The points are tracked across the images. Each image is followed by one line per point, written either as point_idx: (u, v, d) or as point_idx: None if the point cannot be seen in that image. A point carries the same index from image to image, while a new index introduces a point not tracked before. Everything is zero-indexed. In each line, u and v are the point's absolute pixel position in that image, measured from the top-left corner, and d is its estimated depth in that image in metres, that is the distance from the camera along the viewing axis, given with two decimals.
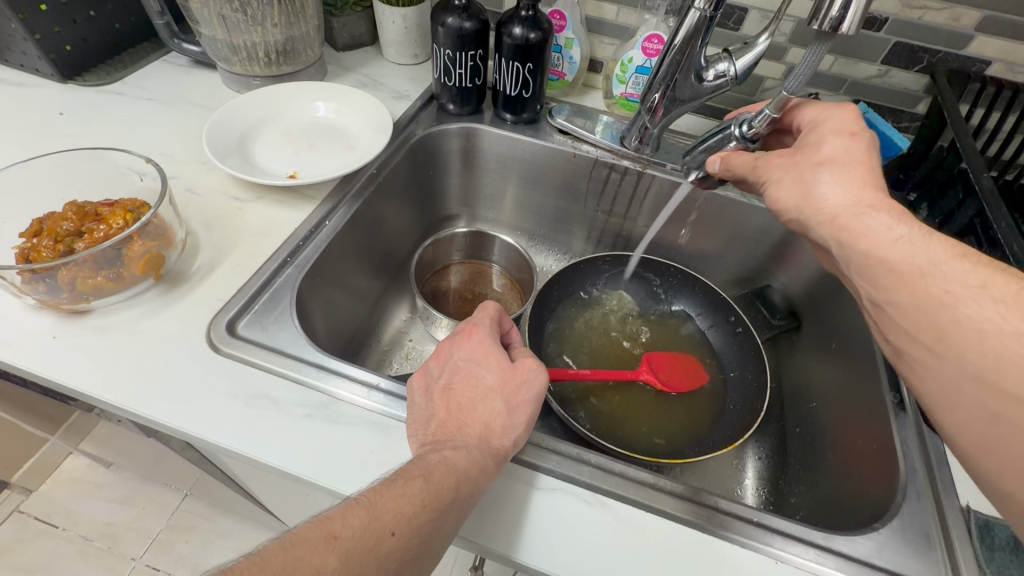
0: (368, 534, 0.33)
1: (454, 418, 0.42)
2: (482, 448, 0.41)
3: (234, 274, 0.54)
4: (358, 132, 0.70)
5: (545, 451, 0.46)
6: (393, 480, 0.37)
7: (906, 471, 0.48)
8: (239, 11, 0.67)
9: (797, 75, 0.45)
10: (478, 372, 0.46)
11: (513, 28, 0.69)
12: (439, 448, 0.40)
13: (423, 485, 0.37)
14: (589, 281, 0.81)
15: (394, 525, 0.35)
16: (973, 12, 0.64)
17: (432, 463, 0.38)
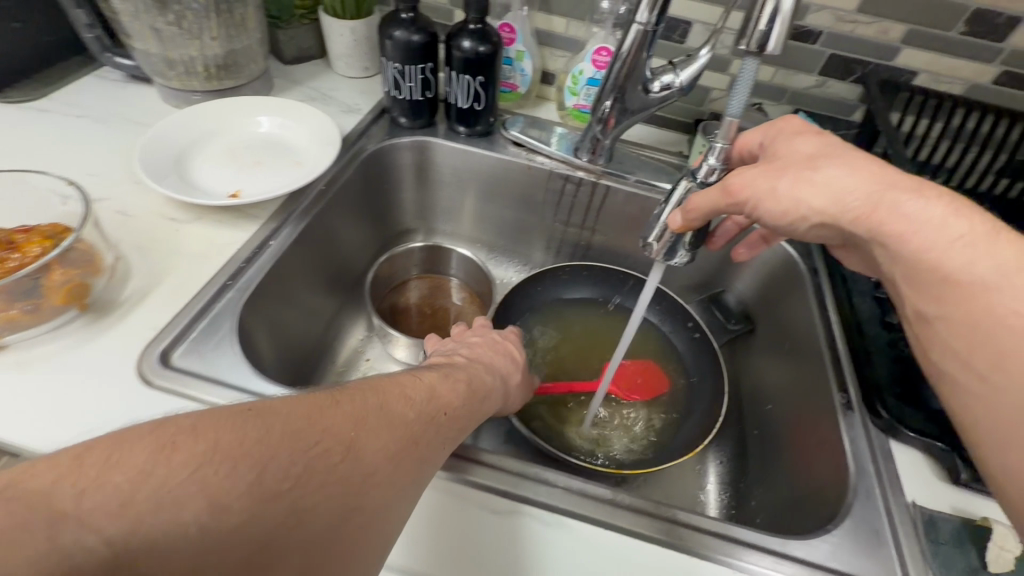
0: (353, 437, 0.33)
1: (434, 384, 0.43)
2: (436, 410, 0.40)
3: (169, 299, 0.51)
4: (304, 146, 0.68)
5: (507, 473, 0.44)
6: (334, 406, 0.34)
7: (855, 469, 0.49)
8: (173, 24, 0.64)
9: (738, 94, 0.43)
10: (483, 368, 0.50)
11: (461, 41, 0.68)
12: (388, 391, 0.38)
13: (374, 428, 0.35)
14: (549, 292, 0.81)
15: (336, 473, 0.31)
16: (898, 26, 0.68)
17: (383, 408, 0.36)
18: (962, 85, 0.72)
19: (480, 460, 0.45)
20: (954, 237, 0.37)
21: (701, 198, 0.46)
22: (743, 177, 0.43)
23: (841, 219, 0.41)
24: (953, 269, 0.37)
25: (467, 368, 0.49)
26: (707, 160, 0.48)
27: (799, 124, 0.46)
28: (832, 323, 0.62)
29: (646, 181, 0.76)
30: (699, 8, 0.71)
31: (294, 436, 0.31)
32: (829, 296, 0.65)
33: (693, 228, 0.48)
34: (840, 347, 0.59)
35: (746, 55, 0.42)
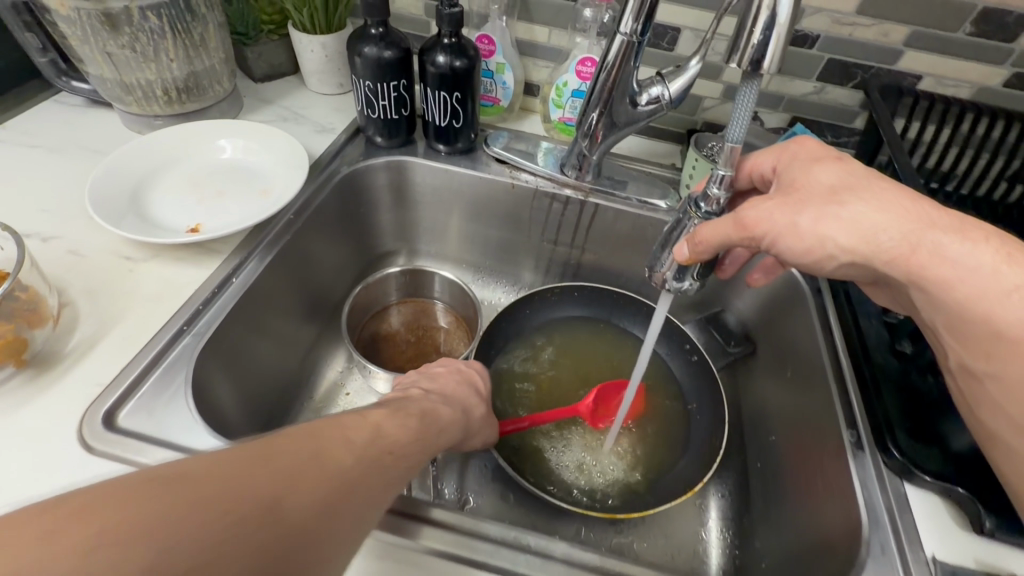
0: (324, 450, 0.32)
1: (398, 413, 0.41)
2: (405, 441, 0.39)
3: (119, 349, 0.48)
4: (271, 171, 0.64)
5: (465, 537, 0.41)
6: (302, 440, 0.32)
7: (869, 521, 0.45)
8: (127, 47, 0.60)
9: (738, 119, 0.39)
10: (445, 401, 0.48)
11: (436, 56, 0.64)
12: (357, 422, 0.37)
13: (338, 451, 0.33)
14: (537, 316, 0.77)
15: (309, 514, 0.29)
16: (900, 28, 0.64)
17: (350, 438, 0.35)
18: (970, 89, 0.67)
19: (436, 520, 0.42)
20: (1009, 288, 0.36)
21: (712, 231, 0.43)
22: (758, 210, 0.42)
23: (875, 258, 0.40)
24: (1007, 323, 0.36)
25: (432, 396, 0.48)
26: (710, 189, 0.44)
27: (816, 146, 0.46)
28: (836, 348, 0.58)
29: (637, 198, 0.72)
30: (687, 14, 0.67)
31: (261, 477, 0.29)
32: (834, 318, 0.60)
33: (701, 262, 0.45)
34: (847, 376, 0.55)
35: (744, 77, 0.38)
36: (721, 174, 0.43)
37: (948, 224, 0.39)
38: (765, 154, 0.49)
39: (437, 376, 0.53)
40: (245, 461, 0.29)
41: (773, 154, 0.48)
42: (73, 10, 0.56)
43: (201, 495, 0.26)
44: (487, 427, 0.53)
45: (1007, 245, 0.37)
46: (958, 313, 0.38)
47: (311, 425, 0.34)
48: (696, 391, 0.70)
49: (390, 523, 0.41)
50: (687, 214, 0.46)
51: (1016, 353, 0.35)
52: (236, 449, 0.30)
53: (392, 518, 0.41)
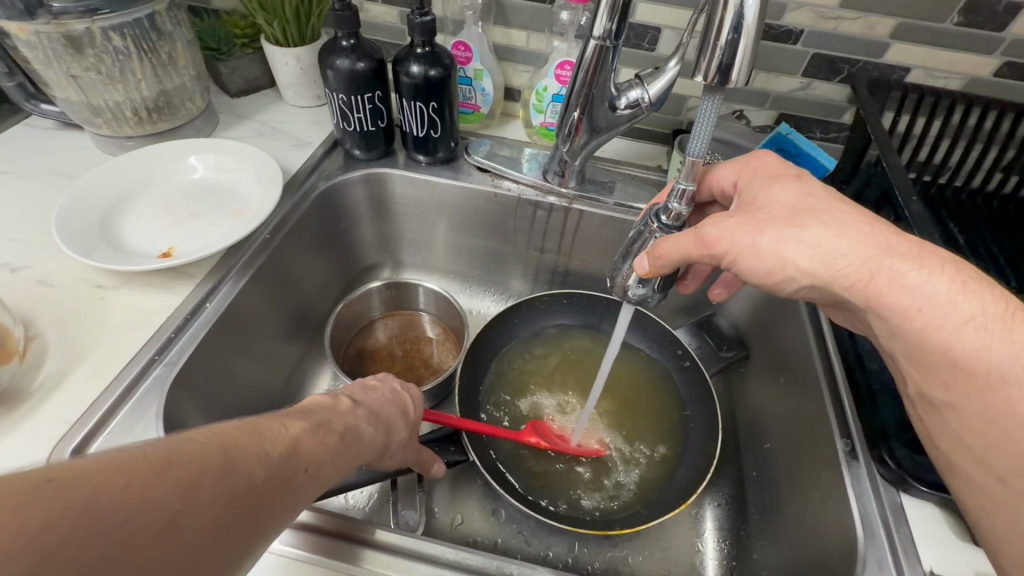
0: (288, 465, 0.30)
1: (338, 423, 0.37)
2: (350, 455, 0.36)
3: (88, 382, 0.47)
4: (244, 190, 0.63)
5: (420, 560, 0.41)
6: (258, 445, 0.29)
7: (864, 534, 0.44)
8: (93, 70, 0.59)
9: (698, 135, 0.39)
10: (372, 417, 0.41)
11: (410, 66, 0.63)
12: (307, 428, 0.33)
13: (301, 469, 0.31)
14: (526, 326, 0.75)
15: (253, 534, 0.27)
16: (886, 21, 0.62)
17: (300, 450, 0.31)
18: (961, 80, 0.66)
19: (376, 541, 0.41)
20: (965, 317, 0.36)
21: (672, 245, 0.43)
22: (720, 229, 0.42)
23: (834, 283, 0.40)
24: (964, 352, 0.36)
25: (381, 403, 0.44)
26: (671, 204, 0.45)
27: (775, 162, 0.46)
28: (829, 353, 0.56)
29: (622, 203, 0.71)
30: (667, 13, 0.65)
31: (219, 488, 0.26)
32: (826, 322, 0.59)
33: (661, 275, 0.45)
34: (841, 383, 0.53)
35: (705, 91, 0.38)
36: (682, 188, 0.43)
37: (904, 250, 0.39)
38: (728, 167, 0.49)
39: (369, 387, 0.45)
40: (204, 463, 0.26)
41: (734, 168, 0.49)
42: (34, 34, 0.55)
43: (161, 503, 0.23)
44: (404, 454, 0.46)
45: (962, 274, 0.38)
46: (918, 338, 0.38)
47: (263, 424, 0.31)
48: (691, 399, 0.68)
49: (327, 547, 0.41)
50: (648, 227, 0.47)
51: (969, 378, 0.35)
52: (191, 445, 0.26)
53: (330, 541, 0.41)
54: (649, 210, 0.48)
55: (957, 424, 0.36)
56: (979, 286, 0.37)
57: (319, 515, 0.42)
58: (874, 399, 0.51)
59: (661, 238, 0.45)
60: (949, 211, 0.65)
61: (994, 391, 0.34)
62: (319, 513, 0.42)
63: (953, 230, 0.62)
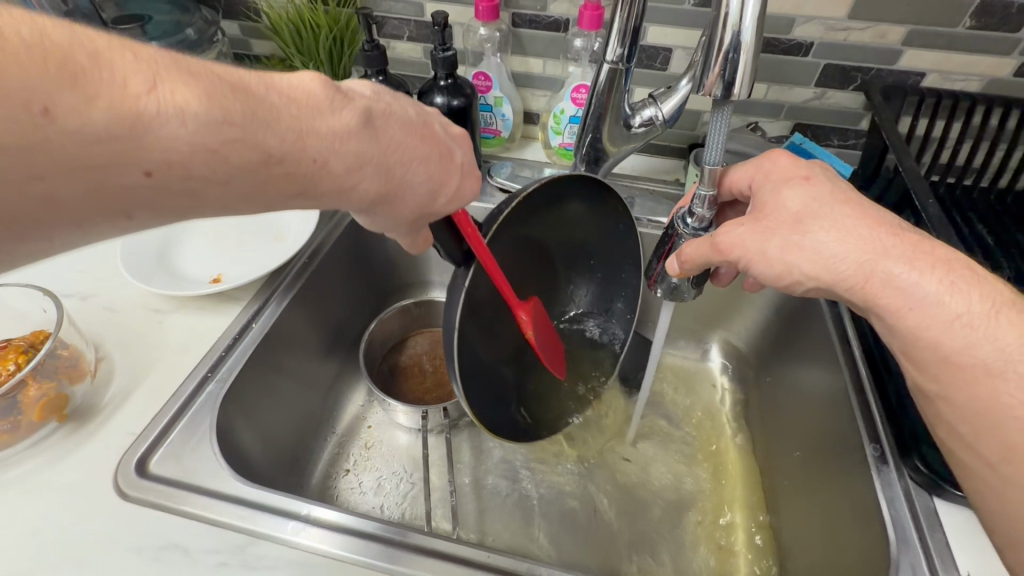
0: (106, 148, 0.27)
1: (263, 138, 0.32)
2: (240, 182, 0.33)
3: (149, 398, 0.52)
4: (284, 218, 0.68)
5: (454, 562, 0.43)
6: (56, 117, 0.26)
7: (897, 539, 0.44)
8: None
9: (713, 146, 0.42)
10: (352, 163, 0.36)
11: (434, 97, 0.67)
12: (198, 119, 0.29)
13: (127, 154, 0.28)
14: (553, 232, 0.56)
15: (39, 201, 0.28)
16: (896, 29, 0.63)
17: (149, 137, 0.28)
18: (979, 81, 0.65)
19: (397, 540, 0.43)
20: (952, 316, 0.38)
21: (694, 250, 0.46)
22: (731, 237, 0.44)
23: (836, 286, 0.41)
24: (952, 347, 0.37)
25: (406, 151, 0.39)
26: (694, 209, 0.47)
27: (788, 164, 0.47)
28: (856, 359, 0.56)
29: (643, 218, 0.72)
30: (677, 34, 0.68)
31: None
32: (852, 329, 0.59)
33: (691, 276, 0.48)
34: (868, 390, 0.53)
35: (716, 105, 0.40)
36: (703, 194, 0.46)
37: (899, 253, 0.40)
38: (743, 169, 0.50)
39: (419, 133, 0.40)
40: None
41: (749, 171, 0.49)
42: None
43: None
44: (395, 222, 0.42)
45: (953, 275, 0.39)
46: (933, 341, 0.38)
47: (122, 75, 0.27)
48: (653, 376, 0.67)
49: (353, 544, 0.43)
50: (676, 230, 0.49)
51: (987, 379, 0.36)
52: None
53: (356, 539, 0.43)
54: (675, 212, 0.50)
55: (969, 419, 0.37)
56: (968, 285, 0.38)
57: (352, 518, 0.44)
58: (904, 404, 0.50)
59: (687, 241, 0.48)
60: (975, 212, 0.64)
61: (982, 384, 0.36)
62: (353, 516, 0.44)
63: (980, 230, 0.62)
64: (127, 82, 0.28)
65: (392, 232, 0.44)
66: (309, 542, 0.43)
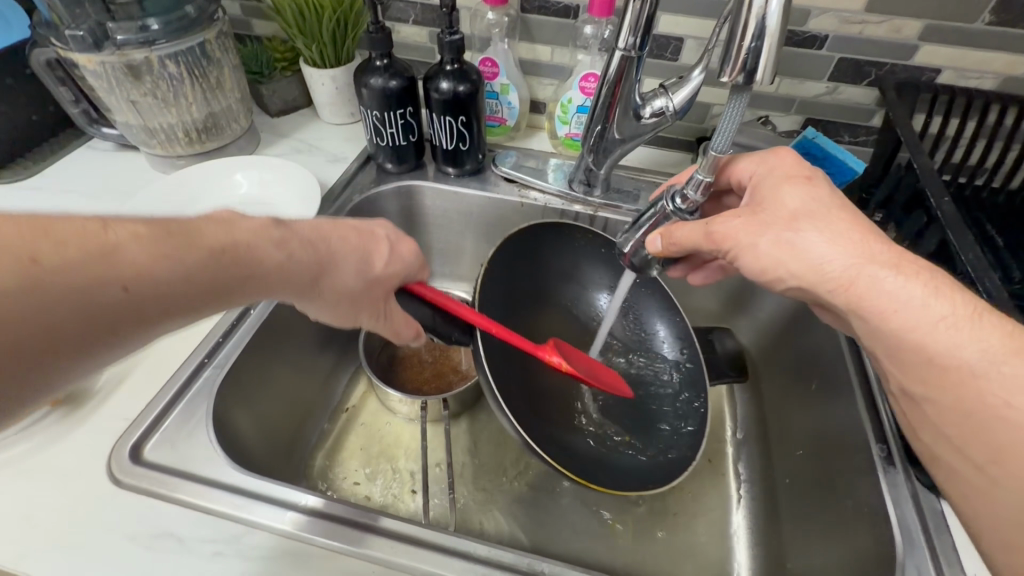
0: (90, 267, 0.29)
1: (216, 236, 0.35)
2: (205, 284, 0.34)
3: (144, 384, 0.51)
4: (285, 204, 0.67)
5: (452, 556, 0.42)
6: (35, 245, 0.28)
7: (902, 540, 0.43)
8: (149, 95, 0.64)
9: (722, 134, 0.41)
10: (289, 246, 0.39)
11: (438, 83, 0.65)
12: (142, 232, 0.32)
13: (101, 281, 0.30)
14: (558, 261, 0.67)
15: (32, 329, 0.28)
16: (913, 23, 0.61)
17: (119, 253, 0.30)
18: (995, 79, 0.64)
19: (388, 530, 0.43)
20: (946, 315, 0.37)
21: (686, 234, 0.47)
22: (725, 228, 0.45)
23: (848, 285, 0.40)
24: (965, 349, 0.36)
25: (331, 230, 0.43)
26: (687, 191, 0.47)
27: (793, 163, 0.47)
28: (863, 359, 0.55)
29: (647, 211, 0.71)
30: (689, 23, 0.66)
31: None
32: None
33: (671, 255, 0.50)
34: (876, 391, 0.52)
35: (730, 91, 0.39)
36: (699, 179, 0.46)
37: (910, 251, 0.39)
38: (749, 160, 0.50)
39: (338, 227, 0.44)
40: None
41: (754, 162, 0.49)
42: (100, 65, 0.60)
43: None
44: (349, 300, 0.44)
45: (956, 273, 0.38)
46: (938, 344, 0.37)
47: (70, 222, 0.30)
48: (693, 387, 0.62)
49: (340, 533, 0.42)
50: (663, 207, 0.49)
51: None
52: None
53: (342, 528, 0.42)
54: (666, 190, 0.50)
55: None
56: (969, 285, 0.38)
57: (342, 505, 0.44)
58: None
59: (676, 223, 0.49)
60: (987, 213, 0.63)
61: None
62: (349, 505, 0.44)
63: (990, 231, 0.61)
64: (86, 232, 0.30)
65: (358, 314, 0.46)
66: (299, 530, 0.42)
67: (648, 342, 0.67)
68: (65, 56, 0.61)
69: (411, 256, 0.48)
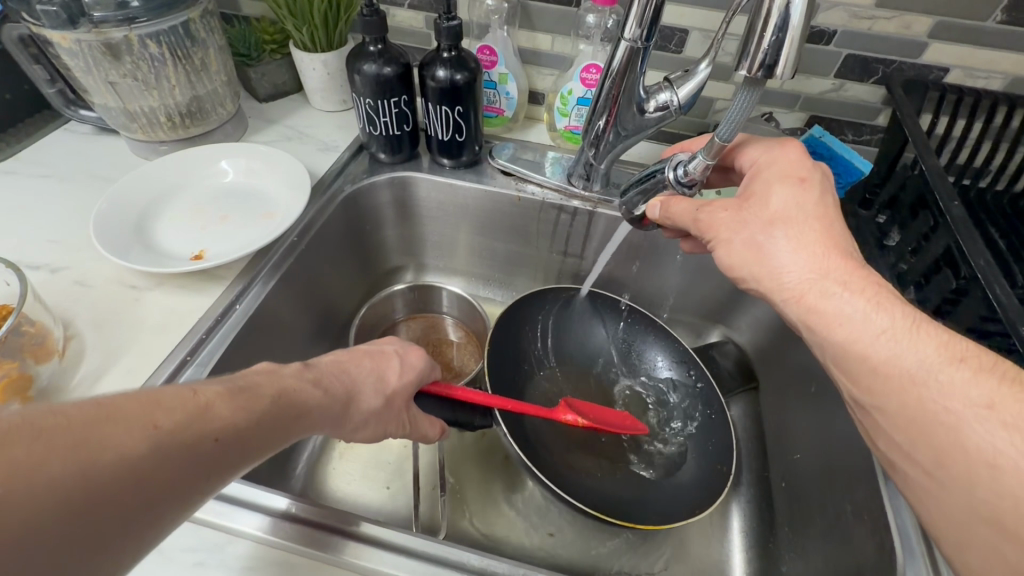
0: (189, 426, 0.27)
1: (273, 385, 0.34)
2: (276, 428, 0.33)
3: (122, 381, 0.48)
4: (273, 194, 0.64)
5: (444, 567, 0.40)
6: (150, 413, 0.26)
7: (903, 550, 0.42)
8: (130, 76, 0.61)
9: (728, 122, 0.40)
10: (322, 383, 0.38)
11: (435, 70, 0.63)
12: (224, 392, 0.31)
13: (203, 435, 0.28)
14: (558, 318, 0.72)
15: (138, 496, 0.25)
16: (924, 19, 0.60)
17: (210, 411, 0.29)
18: (1003, 79, 0.63)
19: (373, 537, 0.41)
20: None
21: (681, 209, 0.47)
22: (711, 218, 0.45)
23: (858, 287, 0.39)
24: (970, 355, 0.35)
25: (349, 360, 0.42)
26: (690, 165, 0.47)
27: (797, 159, 0.44)
28: None
29: None
30: (695, 14, 0.64)
31: (75, 480, 0.23)
32: None
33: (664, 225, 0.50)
34: None
35: (740, 87, 0.38)
36: (702, 158, 0.45)
37: None
38: (756, 146, 0.48)
39: (350, 353, 0.43)
40: (56, 443, 0.23)
41: (760, 150, 0.47)
42: (75, 43, 0.57)
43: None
44: (375, 426, 0.43)
45: None
46: None
47: (167, 389, 0.28)
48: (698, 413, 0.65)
49: (319, 540, 0.41)
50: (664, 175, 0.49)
51: None
52: (61, 415, 0.24)
53: (322, 535, 0.41)
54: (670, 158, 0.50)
55: None
56: None
57: (321, 509, 0.42)
58: None
59: (674, 195, 0.49)
60: (990, 216, 0.62)
61: None
62: (327, 509, 0.42)
63: (993, 234, 0.60)
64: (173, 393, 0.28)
65: (386, 430, 0.44)
66: (280, 538, 0.41)
67: (646, 371, 0.70)
68: (38, 33, 0.57)
69: (420, 366, 0.48)
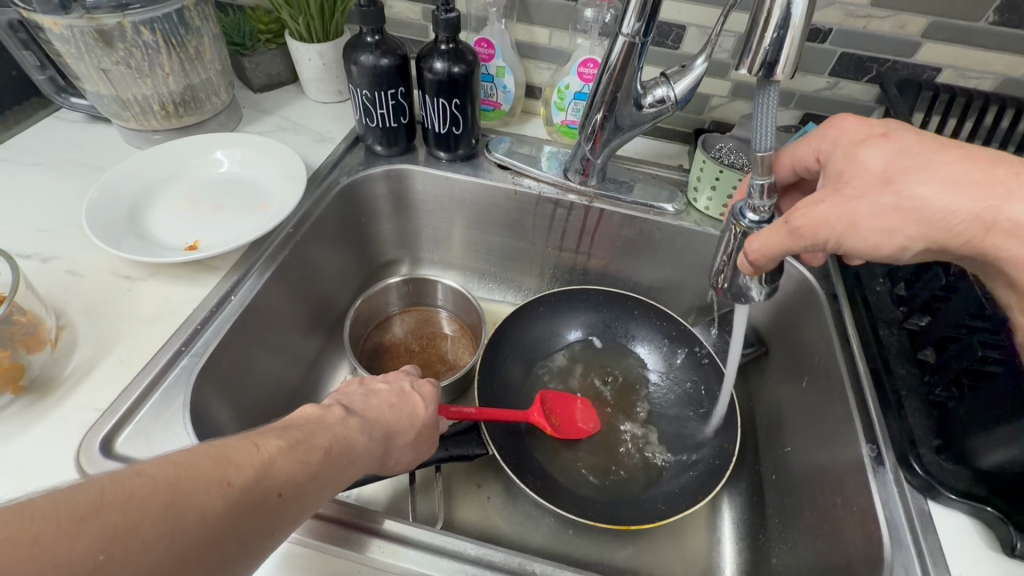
0: (253, 486, 0.29)
1: (324, 436, 0.35)
2: (331, 476, 0.34)
3: (116, 372, 0.48)
4: (269, 185, 0.64)
5: (451, 558, 0.41)
6: (220, 471, 0.28)
7: (890, 541, 0.43)
8: (123, 64, 0.60)
9: (763, 129, 0.38)
10: (367, 426, 0.39)
11: (433, 63, 0.63)
12: (283, 445, 0.32)
13: (265, 489, 0.29)
14: (544, 318, 0.72)
15: (212, 556, 0.26)
16: (917, 19, 0.61)
17: (274, 467, 0.30)
18: (994, 80, 0.64)
19: (391, 533, 0.42)
20: None
21: (767, 244, 0.40)
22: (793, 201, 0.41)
23: None
24: None
25: (383, 397, 0.43)
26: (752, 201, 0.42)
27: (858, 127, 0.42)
28: (855, 355, 0.55)
29: (640, 202, 0.69)
30: (693, 11, 0.64)
31: (162, 543, 0.25)
32: (852, 327, 0.57)
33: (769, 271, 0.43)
34: (867, 389, 0.52)
35: (761, 87, 0.37)
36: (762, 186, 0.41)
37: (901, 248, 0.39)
38: (807, 142, 0.45)
39: (373, 391, 0.43)
40: (143, 509, 0.25)
41: (813, 142, 0.45)
42: (67, 28, 0.56)
43: (84, 553, 0.22)
44: (413, 455, 0.44)
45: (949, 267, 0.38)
46: None
47: (231, 445, 0.30)
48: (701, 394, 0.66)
49: (339, 537, 0.41)
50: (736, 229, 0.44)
51: None
52: (144, 475, 0.26)
53: (342, 531, 0.42)
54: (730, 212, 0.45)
55: None
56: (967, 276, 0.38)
57: (331, 504, 0.42)
58: (902, 407, 0.49)
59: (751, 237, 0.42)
60: None
61: None
62: (332, 502, 0.43)
63: None
64: (233, 450, 0.29)
65: (421, 451, 0.45)
66: (307, 536, 0.41)
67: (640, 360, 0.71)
68: (29, 17, 0.56)
69: (434, 387, 0.48)
